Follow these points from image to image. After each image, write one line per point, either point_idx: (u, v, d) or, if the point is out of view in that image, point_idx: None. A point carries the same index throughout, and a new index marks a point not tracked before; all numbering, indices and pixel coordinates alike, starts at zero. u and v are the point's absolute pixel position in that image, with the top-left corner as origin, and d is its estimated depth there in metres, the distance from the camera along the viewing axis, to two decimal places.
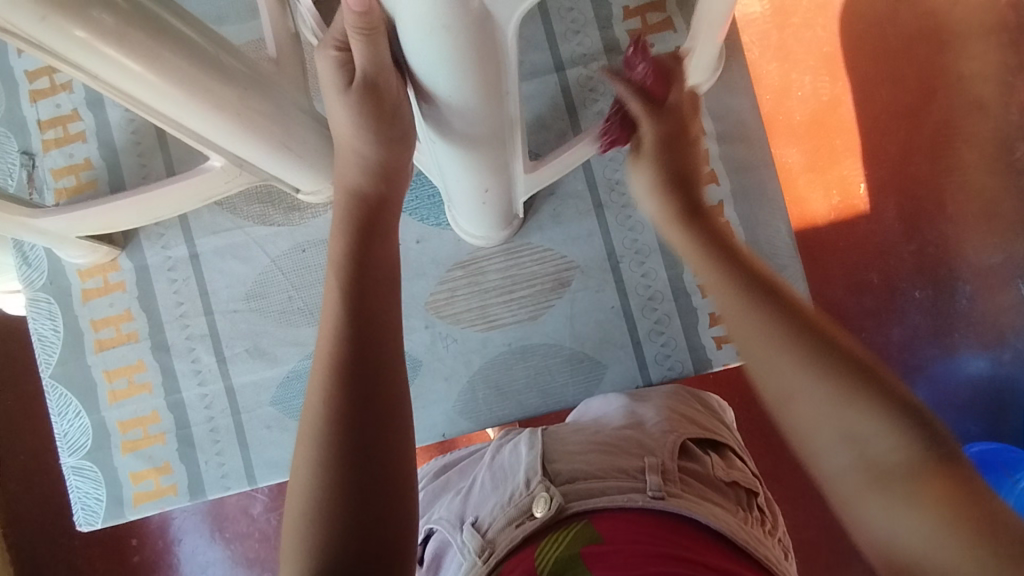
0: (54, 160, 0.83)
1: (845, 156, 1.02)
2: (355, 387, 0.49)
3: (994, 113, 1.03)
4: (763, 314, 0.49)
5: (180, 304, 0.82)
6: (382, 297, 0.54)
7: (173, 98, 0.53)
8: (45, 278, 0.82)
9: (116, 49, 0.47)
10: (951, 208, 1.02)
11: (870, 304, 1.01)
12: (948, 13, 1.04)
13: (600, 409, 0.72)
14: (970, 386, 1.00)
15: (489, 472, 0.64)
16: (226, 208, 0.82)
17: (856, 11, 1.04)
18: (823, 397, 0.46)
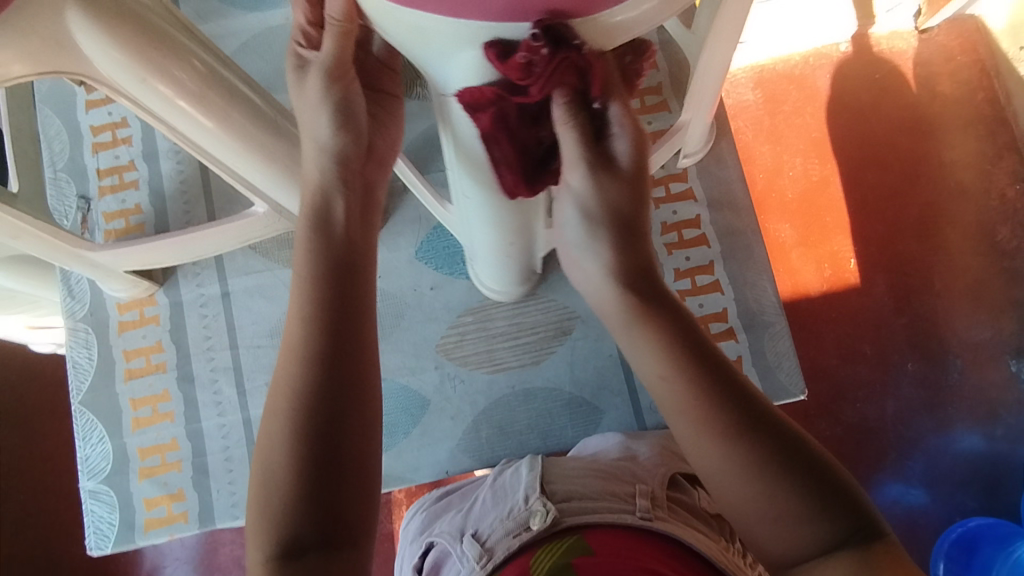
0: (108, 204, 0.92)
1: (835, 233, 1.10)
2: (323, 372, 0.46)
3: (975, 199, 1.12)
4: (685, 375, 0.46)
5: (208, 337, 0.88)
6: (362, 280, 0.51)
7: (234, 149, 0.61)
8: (87, 310, 0.89)
9: (195, 106, 0.55)
10: (938, 284, 1.09)
11: (862, 373, 1.06)
12: (927, 108, 1.15)
13: (598, 444, 0.78)
14: (964, 460, 1.03)
15: (492, 490, 0.69)
16: (258, 252, 0.90)
17: (839, 101, 1.15)
18: (765, 490, 0.43)
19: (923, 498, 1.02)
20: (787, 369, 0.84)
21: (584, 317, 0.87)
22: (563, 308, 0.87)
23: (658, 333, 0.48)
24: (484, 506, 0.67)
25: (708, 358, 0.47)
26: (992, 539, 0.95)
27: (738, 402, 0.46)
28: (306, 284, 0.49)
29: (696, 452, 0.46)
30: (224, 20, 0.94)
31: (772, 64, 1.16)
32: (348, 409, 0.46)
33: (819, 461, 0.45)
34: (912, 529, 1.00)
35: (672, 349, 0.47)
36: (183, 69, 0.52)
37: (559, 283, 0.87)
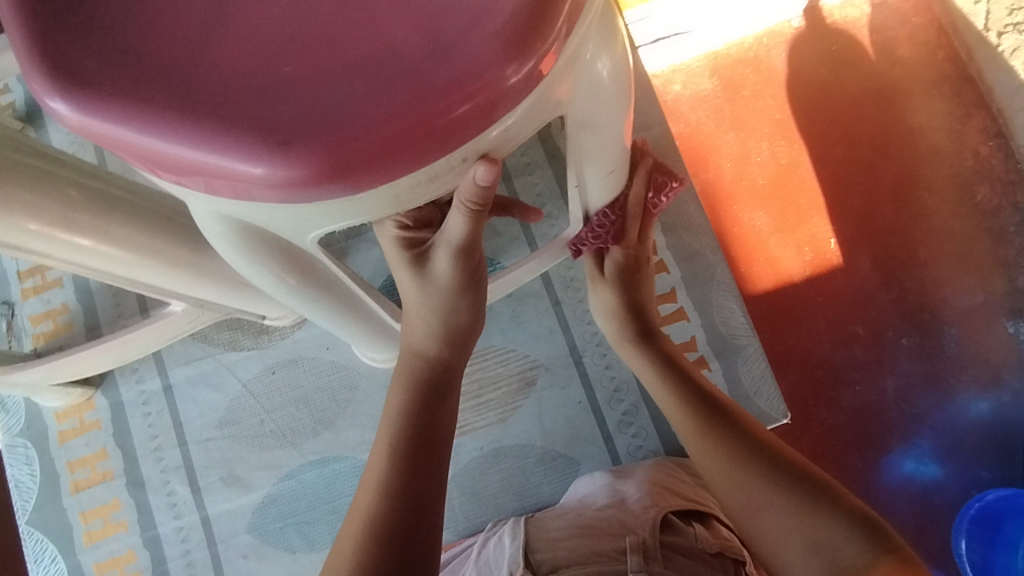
0: (33, 307, 0.86)
1: (812, 214, 1.05)
2: (399, 504, 0.47)
3: (949, 160, 1.06)
4: (675, 398, 0.66)
5: (154, 436, 0.83)
6: (440, 423, 0.52)
7: (123, 264, 0.56)
8: (23, 423, 0.84)
9: (63, 230, 0.51)
10: (923, 255, 1.03)
11: (859, 355, 1.00)
12: (889, 75, 1.10)
13: (585, 488, 0.73)
14: (976, 431, 0.96)
15: (477, 567, 0.65)
16: (197, 338, 0.85)
17: (800, 79, 1.10)
18: (788, 515, 0.55)
19: (938, 473, 0.96)
20: (767, 393, 0.80)
21: (547, 364, 0.82)
22: (524, 358, 0.82)
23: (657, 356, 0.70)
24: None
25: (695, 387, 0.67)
26: (1012, 513, 0.90)
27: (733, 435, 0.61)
28: (392, 424, 0.52)
29: (707, 470, 0.61)
30: None
31: (726, 49, 1.11)
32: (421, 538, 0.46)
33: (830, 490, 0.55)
34: (929, 511, 0.94)
35: (680, 401, 0.66)
36: (46, 198, 0.48)
37: (515, 331, 0.82)
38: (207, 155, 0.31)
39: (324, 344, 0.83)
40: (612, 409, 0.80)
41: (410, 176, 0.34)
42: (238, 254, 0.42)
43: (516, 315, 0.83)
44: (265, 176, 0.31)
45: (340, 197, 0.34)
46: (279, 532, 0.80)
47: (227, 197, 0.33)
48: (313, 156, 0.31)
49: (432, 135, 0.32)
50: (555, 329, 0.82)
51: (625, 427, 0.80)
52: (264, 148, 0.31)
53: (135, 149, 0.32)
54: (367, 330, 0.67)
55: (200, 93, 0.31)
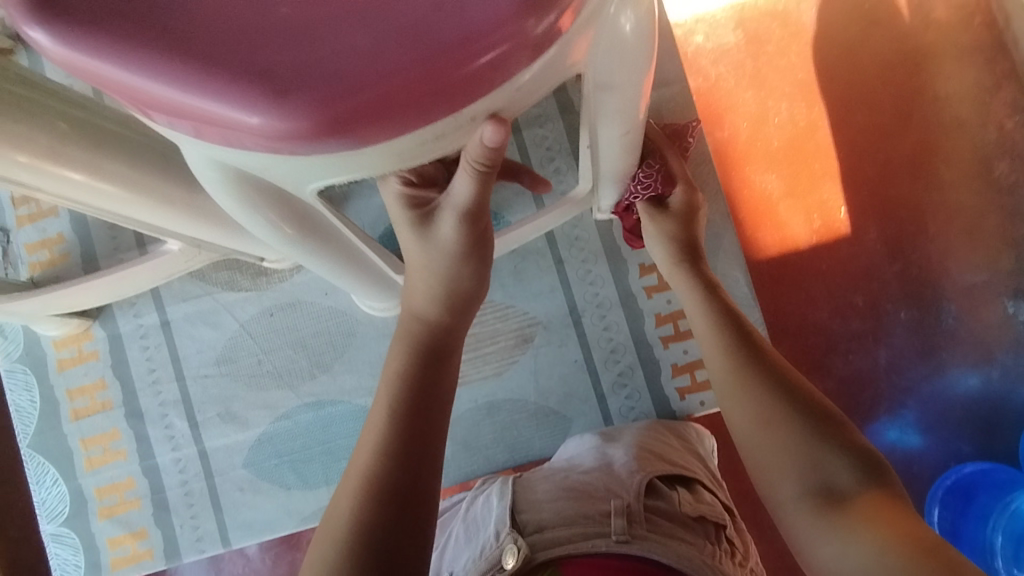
0: (29, 236, 0.85)
1: (824, 181, 1.02)
2: (396, 462, 0.47)
3: (970, 133, 1.03)
4: (711, 330, 0.65)
5: (153, 370, 0.83)
6: (440, 388, 0.52)
7: (116, 200, 0.54)
8: (21, 350, 0.84)
9: (53, 163, 0.49)
10: (931, 228, 1.01)
11: (856, 326, 1.00)
12: (921, 39, 1.05)
13: (574, 448, 0.74)
14: (963, 403, 0.97)
15: (464, 525, 0.68)
16: (195, 275, 0.84)
17: (828, 38, 1.05)
18: (792, 440, 0.53)
19: (919, 441, 0.97)
20: None
21: (546, 322, 0.82)
22: (523, 314, 0.82)
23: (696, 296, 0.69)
24: (459, 543, 0.65)
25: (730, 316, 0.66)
26: (990, 486, 0.91)
27: (754, 361, 0.61)
28: (394, 384, 0.51)
29: (726, 396, 0.60)
30: None
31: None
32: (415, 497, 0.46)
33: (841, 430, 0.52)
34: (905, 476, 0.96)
35: (715, 322, 0.66)
36: (40, 131, 0.48)
37: (515, 288, 0.82)
38: (200, 100, 0.29)
39: (323, 290, 0.83)
40: (608, 369, 0.81)
41: (417, 133, 0.32)
42: (236, 206, 0.40)
43: (518, 271, 0.82)
44: (262, 126, 0.30)
45: (342, 152, 0.32)
46: (275, 468, 0.82)
47: (220, 145, 0.32)
48: (312, 108, 0.29)
49: (440, 91, 0.30)
50: (556, 287, 0.82)
51: (619, 388, 0.81)
52: (260, 96, 0.29)
53: (122, 90, 0.30)
54: (360, 280, 0.65)
55: (192, 34, 0.29)
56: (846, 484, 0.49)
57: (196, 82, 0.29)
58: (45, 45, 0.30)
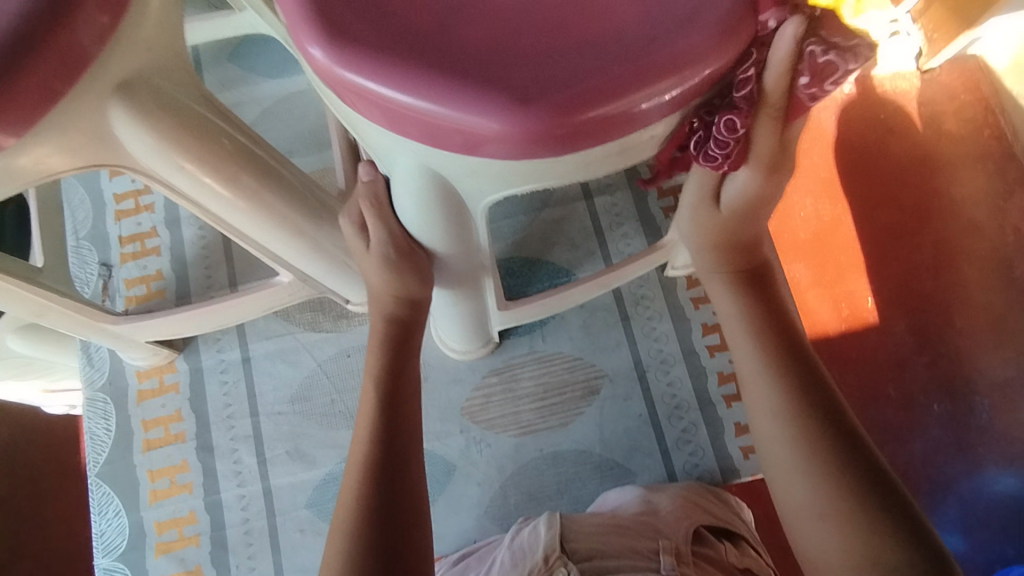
0: (129, 271, 0.91)
1: (851, 272, 1.08)
2: (383, 487, 0.53)
3: (987, 236, 1.10)
4: (770, 367, 0.58)
5: (228, 404, 0.86)
6: (406, 367, 0.60)
7: (260, 224, 0.60)
8: (105, 378, 0.88)
9: (227, 187, 0.55)
10: (957, 323, 1.05)
11: (891, 415, 1.02)
12: (933, 147, 1.14)
13: (616, 500, 0.73)
14: (998, 505, 0.98)
15: (510, 554, 0.64)
16: (279, 316, 0.89)
17: (845, 143, 1.15)
18: (840, 518, 0.50)
19: (960, 544, 0.97)
20: None
21: (612, 375, 0.85)
22: (591, 367, 0.85)
23: (776, 335, 0.59)
24: (502, 570, 0.62)
25: (802, 379, 0.57)
26: None
27: (825, 438, 0.54)
28: (371, 413, 0.57)
29: (778, 462, 0.55)
30: (246, 87, 0.95)
31: None
32: (396, 531, 0.51)
33: (905, 510, 0.50)
34: None
35: (779, 381, 0.57)
36: (221, 153, 0.53)
37: (583, 340, 0.86)
38: (452, 109, 0.37)
39: None
40: (672, 426, 0.83)
41: (602, 146, 0.39)
42: (422, 215, 0.49)
43: (586, 325, 0.86)
44: (495, 131, 0.37)
45: (551, 158, 0.40)
46: None
47: (458, 150, 0.40)
48: (542, 117, 0.37)
49: (631, 117, 0.38)
50: (622, 343, 0.86)
51: (682, 445, 0.82)
52: (499, 108, 0.37)
53: (393, 108, 0.38)
54: (466, 312, 0.71)
55: (447, 59, 0.37)
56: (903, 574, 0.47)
57: (453, 99, 0.37)
58: (332, 63, 0.38)
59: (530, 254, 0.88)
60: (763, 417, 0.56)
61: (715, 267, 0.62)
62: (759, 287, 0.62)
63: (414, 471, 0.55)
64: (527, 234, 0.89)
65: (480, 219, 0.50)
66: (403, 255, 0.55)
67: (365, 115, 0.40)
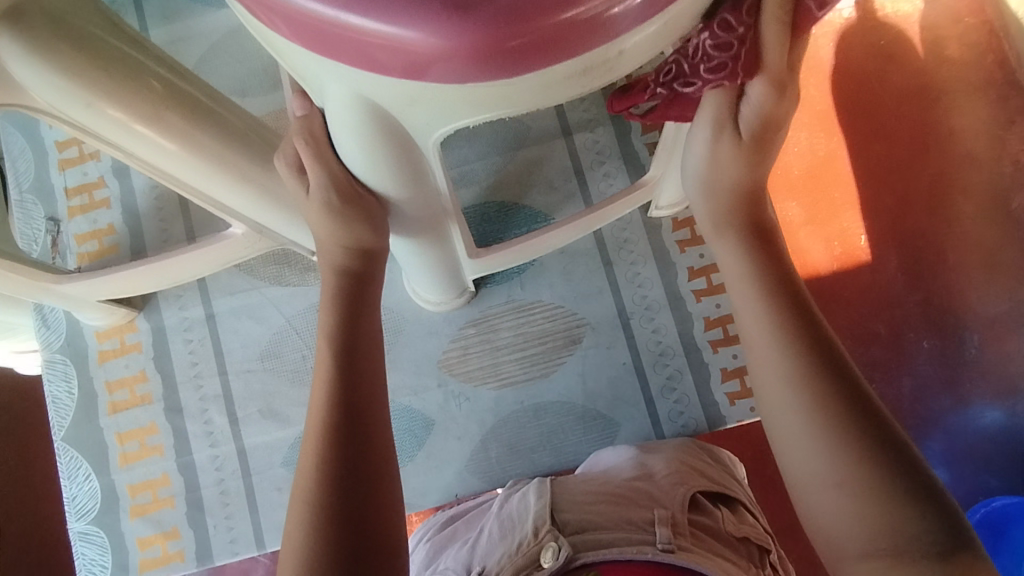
0: (79, 226, 0.86)
1: (844, 209, 1.03)
2: (344, 455, 0.49)
3: (985, 167, 1.05)
4: (781, 328, 0.51)
5: (195, 363, 0.82)
6: (366, 320, 0.55)
7: (198, 171, 0.55)
8: (63, 340, 0.84)
9: (150, 127, 0.49)
10: (952, 259, 1.02)
11: (878, 354, 0.99)
12: (934, 73, 1.07)
13: (610, 460, 0.71)
14: (985, 440, 0.97)
15: (498, 522, 0.63)
16: (243, 270, 0.84)
17: (843, 71, 1.07)
18: (860, 486, 0.45)
19: (944, 477, 0.96)
20: None
21: (595, 323, 0.81)
22: (572, 315, 0.81)
23: (781, 293, 0.52)
24: (491, 540, 0.60)
25: (814, 342, 0.50)
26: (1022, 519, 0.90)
27: (845, 401, 0.48)
28: (328, 374, 0.52)
29: (796, 435, 0.48)
30: (190, 19, 0.87)
31: None
32: (361, 502, 0.48)
33: (928, 486, 0.45)
34: None
35: (791, 349, 0.50)
36: (136, 90, 0.47)
37: (564, 288, 0.82)
38: (380, 21, 0.31)
39: None
40: (656, 374, 0.80)
41: (564, 63, 0.33)
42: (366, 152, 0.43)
43: (567, 271, 0.82)
44: (433, 47, 0.32)
45: (503, 79, 0.34)
46: None
47: (394, 73, 0.34)
48: (486, 28, 0.31)
49: (594, 28, 0.32)
50: (604, 289, 0.82)
51: (667, 392, 0.80)
52: (435, 17, 0.31)
53: (312, 24, 0.32)
54: (434, 261, 0.66)
55: None
56: (921, 553, 0.43)
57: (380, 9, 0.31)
58: None
59: (506, 198, 0.83)
60: (769, 380, 0.50)
61: (723, 221, 0.56)
62: (766, 245, 0.55)
63: (379, 434, 0.51)
64: (503, 176, 0.83)
65: (431, 152, 0.44)
66: (349, 200, 0.50)
67: (284, 35, 0.34)
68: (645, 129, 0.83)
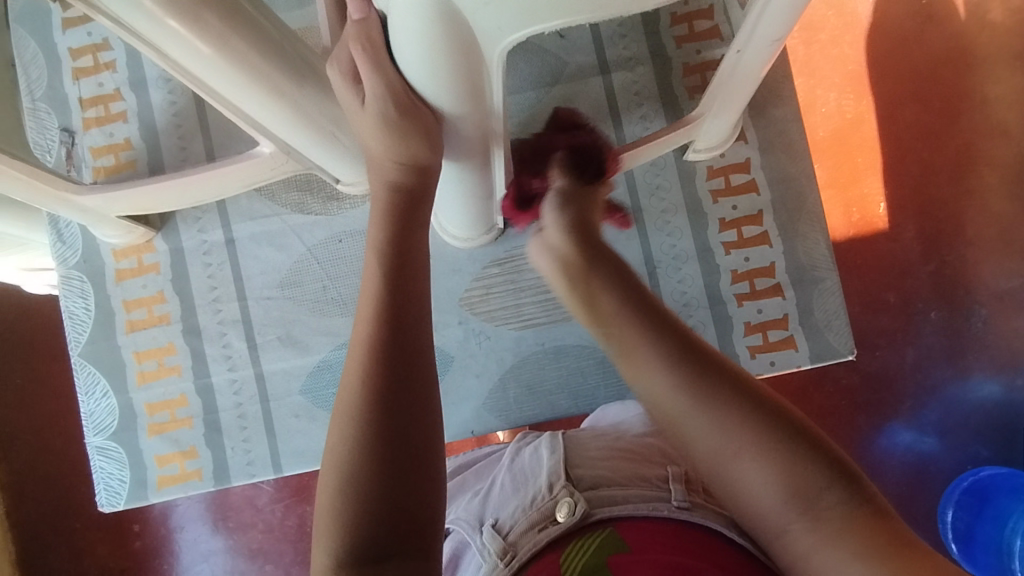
0: (94, 139, 0.83)
1: (867, 174, 1.01)
2: (388, 369, 0.49)
3: (1013, 140, 1.02)
4: (662, 347, 0.50)
5: (214, 287, 0.81)
6: (411, 239, 0.55)
7: (234, 80, 0.52)
8: (79, 256, 0.82)
9: (189, 27, 0.46)
10: (970, 231, 1.01)
11: (886, 323, 0.99)
12: (974, 39, 1.03)
13: (619, 415, 0.71)
14: (982, 411, 0.98)
15: (510, 474, 0.63)
16: (264, 195, 0.82)
17: (882, 29, 1.02)
18: (767, 457, 0.46)
19: (935, 445, 0.97)
20: (837, 328, 0.79)
21: None
22: None
23: (636, 315, 0.53)
24: (504, 491, 0.61)
25: (682, 338, 0.51)
26: (1008, 489, 0.91)
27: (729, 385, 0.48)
28: (374, 291, 0.53)
29: (710, 452, 0.47)
30: None
31: None
32: (402, 414, 0.47)
33: (813, 437, 0.47)
34: (921, 477, 0.96)
35: (681, 367, 0.49)
36: None
37: None
38: None
39: None
40: None
41: None
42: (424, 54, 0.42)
43: None
44: None
45: None
46: (333, 397, 0.80)
47: None
48: None
49: None
50: (633, 236, 0.80)
51: None
52: None
53: None
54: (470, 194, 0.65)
55: None
56: (827, 501, 0.44)
57: None
58: None
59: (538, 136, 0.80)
60: (652, 383, 0.49)
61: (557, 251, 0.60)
62: (603, 257, 0.58)
63: (420, 349, 0.51)
64: (535, 113, 0.80)
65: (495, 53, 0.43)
66: (408, 111, 0.49)
67: None
68: (686, 71, 0.80)
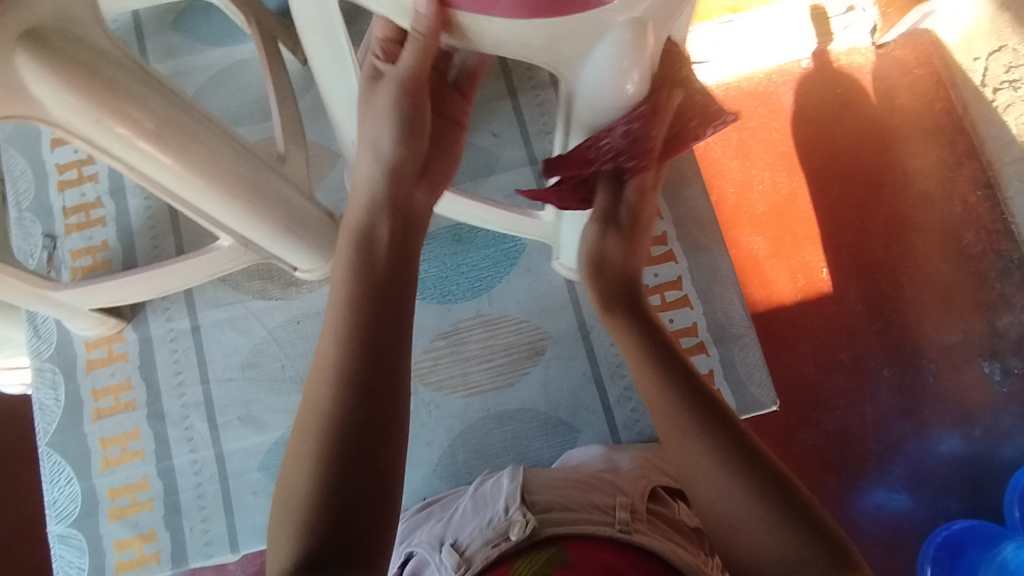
0: (74, 242, 0.91)
1: (806, 244, 1.10)
2: (351, 410, 0.45)
3: (937, 206, 1.12)
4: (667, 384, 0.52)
5: (178, 372, 0.87)
6: (400, 265, 0.53)
7: (192, 185, 0.61)
8: (53, 349, 0.88)
9: (150, 143, 0.55)
10: (908, 291, 1.09)
11: (843, 382, 1.06)
12: (887, 120, 1.16)
13: (582, 455, 0.76)
14: (948, 465, 1.02)
15: (472, 502, 0.67)
16: (228, 284, 0.89)
17: (805, 116, 1.16)
18: (766, 512, 0.46)
19: (907, 502, 1.01)
20: (759, 381, 0.86)
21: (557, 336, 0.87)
22: (535, 329, 0.87)
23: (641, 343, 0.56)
24: (464, 516, 0.65)
25: (697, 387, 0.52)
26: (976, 543, 0.94)
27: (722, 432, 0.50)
28: (339, 313, 0.49)
29: (699, 486, 0.49)
30: (191, 55, 0.94)
31: (737, 81, 1.16)
32: (380, 430, 0.45)
33: (821, 525, 0.46)
34: (897, 538, 0.99)
35: (672, 393, 0.52)
36: (138, 109, 0.53)
37: (529, 304, 0.88)
38: None
39: None
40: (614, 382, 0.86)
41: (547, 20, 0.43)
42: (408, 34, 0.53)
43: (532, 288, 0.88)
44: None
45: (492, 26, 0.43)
46: None
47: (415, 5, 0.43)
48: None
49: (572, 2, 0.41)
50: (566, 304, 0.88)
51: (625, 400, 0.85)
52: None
53: None
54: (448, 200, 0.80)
55: None
56: None
57: None
58: None
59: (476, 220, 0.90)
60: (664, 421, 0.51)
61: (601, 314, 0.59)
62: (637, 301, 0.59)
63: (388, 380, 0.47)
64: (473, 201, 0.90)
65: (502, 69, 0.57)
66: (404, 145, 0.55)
67: None
68: None
